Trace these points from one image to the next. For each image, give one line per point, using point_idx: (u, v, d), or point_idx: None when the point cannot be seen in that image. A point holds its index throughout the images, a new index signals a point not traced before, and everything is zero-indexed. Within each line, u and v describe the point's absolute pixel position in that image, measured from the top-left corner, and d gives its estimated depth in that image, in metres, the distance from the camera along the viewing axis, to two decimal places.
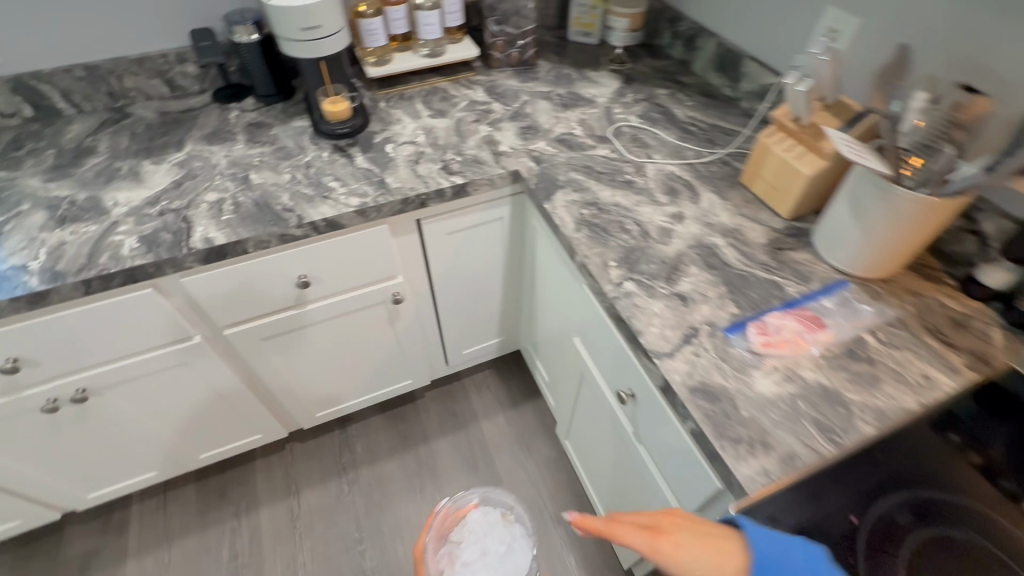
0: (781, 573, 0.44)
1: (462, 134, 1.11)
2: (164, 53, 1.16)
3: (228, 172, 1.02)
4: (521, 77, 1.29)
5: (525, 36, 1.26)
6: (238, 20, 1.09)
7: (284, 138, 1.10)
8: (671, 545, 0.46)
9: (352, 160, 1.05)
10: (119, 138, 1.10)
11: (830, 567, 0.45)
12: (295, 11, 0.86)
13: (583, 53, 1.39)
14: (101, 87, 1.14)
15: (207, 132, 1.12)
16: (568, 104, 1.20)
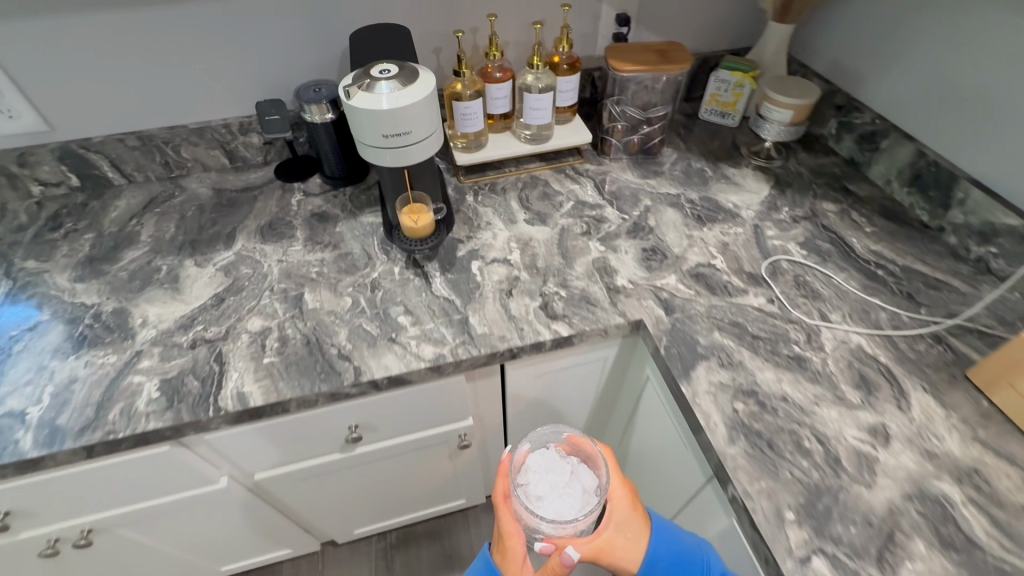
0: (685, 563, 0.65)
1: (567, 253, 0.88)
2: (228, 122, 0.99)
3: (279, 287, 0.83)
4: (641, 170, 1.04)
5: (652, 121, 1.01)
6: (312, 97, 0.89)
7: (349, 240, 0.91)
8: (620, 541, 0.67)
9: (429, 283, 0.83)
10: (165, 224, 0.94)
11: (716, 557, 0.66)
12: (380, 116, 0.65)
13: (718, 139, 1.12)
14: (155, 157, 0.99)
15: (263, 223, 0.94)
16: (702, 217, 0.94)
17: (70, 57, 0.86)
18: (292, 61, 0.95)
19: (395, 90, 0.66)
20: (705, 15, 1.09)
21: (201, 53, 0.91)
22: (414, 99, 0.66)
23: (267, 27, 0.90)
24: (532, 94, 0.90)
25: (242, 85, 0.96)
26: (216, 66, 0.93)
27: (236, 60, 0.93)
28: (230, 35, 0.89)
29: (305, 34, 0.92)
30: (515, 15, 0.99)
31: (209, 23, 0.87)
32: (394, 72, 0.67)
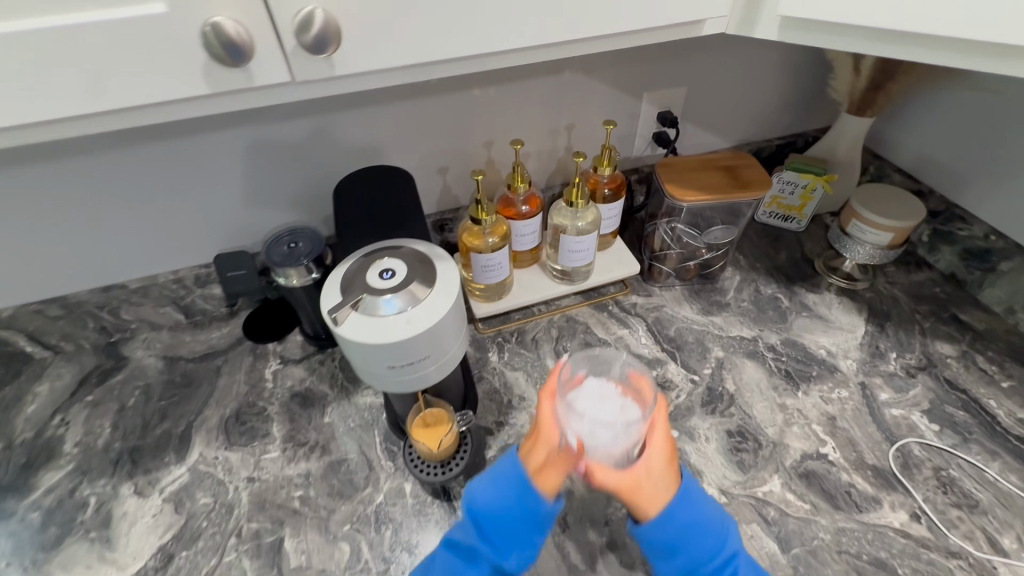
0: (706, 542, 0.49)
1: None
2: (179, 275, 0.78)
3: (251, 530, 0.61)
4: (700, 301, 0.84)
5: (714, 249, 0.83)
6: (284, 258, 0.68)
7: (342, 437, 0.69)
8: (639, 500, 0.48)
9: (453, 512, 0.62)
10: (98, 421, 0.72)
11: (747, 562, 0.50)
12: (380, 350, 0.45)
13: (783, 247, 0.93)
14: (88, 324, 0.77)
15: (228, 414, 0.72)
16: (793, 374, 0.74)
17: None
18: (265, 197, 0.75)
19: (404, 310, 0.46)
20: (760, 104, 0.91)
21: (145, 200, 0.69)
22: (431, 321, 0.45)
23: (231, 162, 0.70)
24: (570, 237, 0.72)
25: (201, 229, 0.75)
26: (167, 212, 0.72)
27: (192, 203, 0.72)
28: (183, 176, 0.69)
29: (280, 167, 0.72)
30: (538, 124, 0.80)
31: (154, 165, 0.67)
32: (402, 277, 0.47)
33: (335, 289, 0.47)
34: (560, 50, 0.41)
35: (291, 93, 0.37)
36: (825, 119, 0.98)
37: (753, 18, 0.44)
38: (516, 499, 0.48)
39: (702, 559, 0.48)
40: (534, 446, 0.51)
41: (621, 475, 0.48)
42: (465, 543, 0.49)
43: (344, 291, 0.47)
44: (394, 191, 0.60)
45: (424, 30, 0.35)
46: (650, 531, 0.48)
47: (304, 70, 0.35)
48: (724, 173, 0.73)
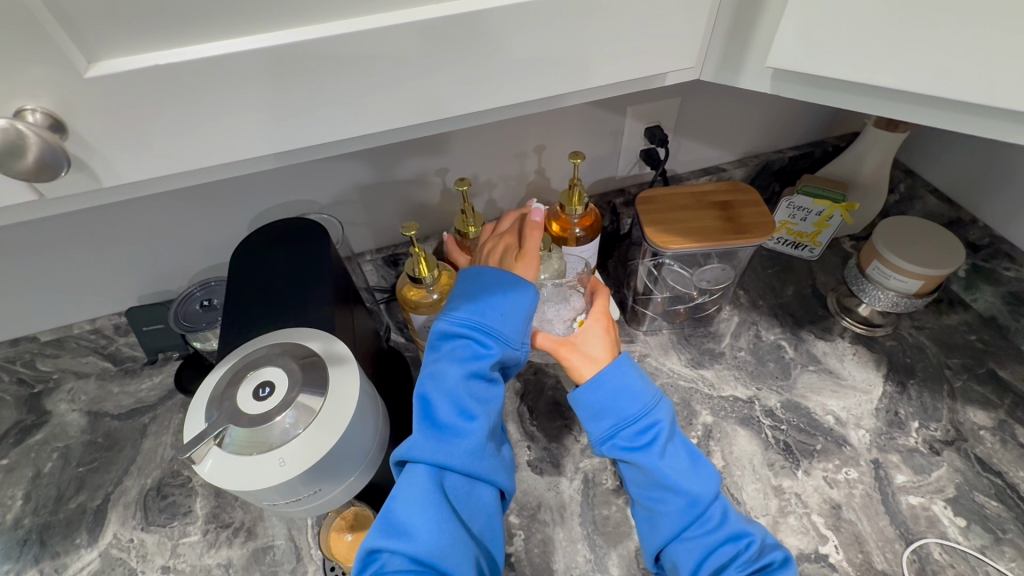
0: (626, 396, 0.50)
1: (595, 537, 0.58)
2: (97, 325, 0.69)
3: None
4: (690, 349, 0.73)
5: (707, 292, 0.72)
6: (193, 322, 0.60)
7: (270, 518, 0.61)
8: (571, 350, 0.54)
9: None
10: (10, 490, 0.65)
11: (675, 445, 0.50)
12: (252, 495, 0.36)
13: (792, 280, 0.80)
14: (3, 377, 0.71)
15: (150, 485, 0.65)
16: (794, 448, 0.63)
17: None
18: (186, 251, 0.66)
19: (278, 445, 0.36)
20: (770, 113, 0.77)
21: (51, 264, 0.62)
22: (309, 462, 0.36)
23: (144, 223, 0.61)
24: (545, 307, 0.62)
25: (119, 289, 0.67)
26: (77, 274, 0.64)
27: (107, 266, 0.64)
28: (92, 239, 0.61)
29: (199, 220, 0.63)
30: (501, 147, 0.69)
31: (59, 229, 0.59)
32: (280, 398, 0.38)
33: (202, 407, 0.38)
34: (399, 131, 0.36)
35: (52, 210, 0.31)
36: (849, 126, 0.84)
37: (735, 63, 0.37)
38: (496, 310, 0.50)
39: (626, 419, 0.50)
40: (515, 245, 0.57)
41: (558, 338, 0.55)
42: (453, 382, 0.47)
43: (212, 411, 0.38)
44: (304, 258, 0.49)
45: (194, 133, 0.29)
46: (589, 394, 0.51)
47: (51, 191, 0.29)
48: (716, 212, 0.61)
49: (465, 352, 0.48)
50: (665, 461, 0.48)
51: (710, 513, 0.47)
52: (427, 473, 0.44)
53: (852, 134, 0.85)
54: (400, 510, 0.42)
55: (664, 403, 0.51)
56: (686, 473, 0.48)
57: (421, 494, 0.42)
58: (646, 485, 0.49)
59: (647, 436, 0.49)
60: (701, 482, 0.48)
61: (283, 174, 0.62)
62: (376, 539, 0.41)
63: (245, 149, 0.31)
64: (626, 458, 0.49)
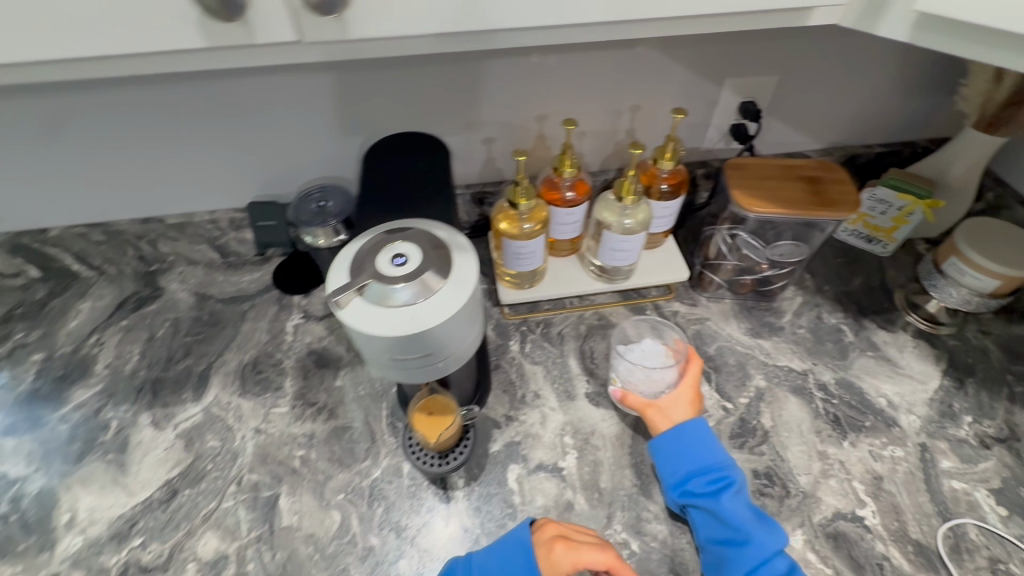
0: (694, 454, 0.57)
1: (643, 467, 0.62)
2: (215, 216, 0.78)
3: (249, 480, 0.62)
4: (750, 320, 0.76)
5: (778, 266, 0.74)
6: (311, 219, 0.67)
7: (350, 403, 0.68)
8: (658, 414, 0.61)
9: (447, 502, 0.60)
10: (129, 347, 0.75)
11: (744, 501, 0.55)
12: (384, 342, 0.42)
13: (859, 272, 0.81)
14: (128, 252, 0.80)
15: (247, 361, 0.73)
16: (843, 421, 0.66)
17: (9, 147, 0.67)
18: (301, 146, 0.73)
19: (410, 304, 0.42)
20: (863, 105, 0.78)
21: (166, 134, 0.69)
22: (437, 321, 0.42)
23: (287, 121, 0.69)
24: (614, 236, 0.64)
25: (230, 169, 0.74)
26: (192, 148, 0.71)
27: (213, 138, 0.70)
28: (200, 110, 0.67)
29: (307, 108, 0.68)
30: (599, 101, 0.73)
31: (169, 100, 0.65)
32: (415, 265, 0.43)
33: (345, 265, 0.44)
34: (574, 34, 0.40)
35: (308, 54, 0.38)
36: (941, 129, 0.84)
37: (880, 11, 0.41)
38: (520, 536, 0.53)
39: (701, 467, 0.57)
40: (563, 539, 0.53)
41: (645, 400, 0.62)
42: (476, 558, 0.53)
43: (354, 270, 0.44)
44: (430, 160, 0.55)
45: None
46: (666, 445, 0.59)
47: (309, 35, 0.35)
48: (805, 185, 0.64)
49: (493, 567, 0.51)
50: (732, 505, 0.54)
51: (775, 562, 0.52)
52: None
53: (942, 138, 0.85)
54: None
55: (734, 465, 0.58)
56: (754, 523, 0.54)
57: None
58: (716, 533, 0.54)
59: (717, 484, 0.56)
60: (768, 533, 0.54)
61: (373, 63, 0.65)
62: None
63: (439, 26, 0.36)
64: (694, 504, 0.56)
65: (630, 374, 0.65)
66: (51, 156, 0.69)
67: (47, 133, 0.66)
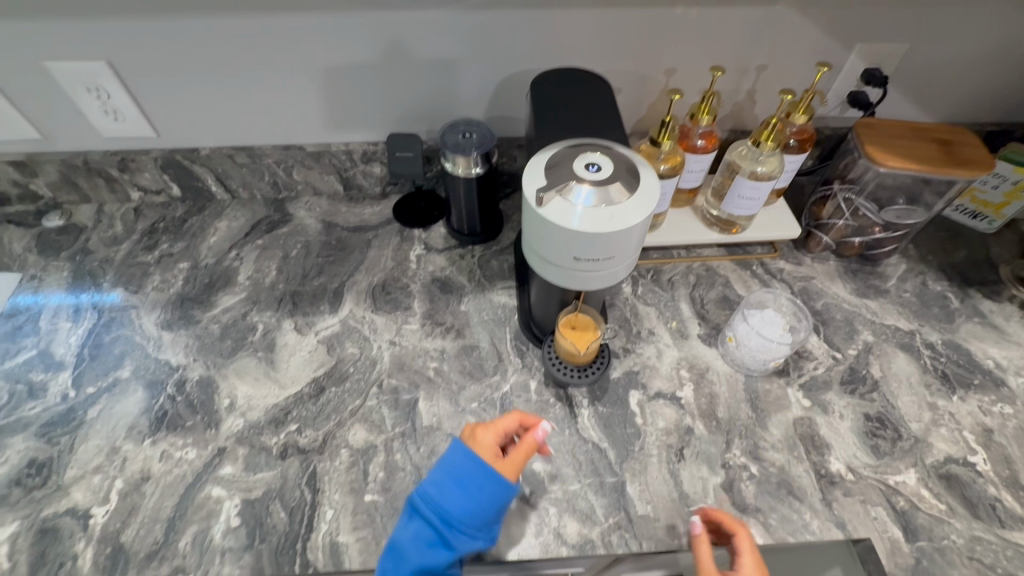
0: None
1: (758, 402, 0.66)
2: (350, 148, 0.83)
3: (389, 383, 0.67)
4: (855, 281, 0.79)
5: (891, 229, 0.76)
6: (457, 147, 0.71)
7: (476, 326, 0.73)
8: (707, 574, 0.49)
9: (573, 417, 0.64)
10: (266, 262, 0.80)
11: None
12: (579, 240, 0.46)
13: (962, 245, 0.83)
14: (264, 177, 0.85)
15: (376, 282, 0.78)
16: (951, 377, 0.68)
17: (174, 68, 0.71)
18: (441, 76, 0.75)
19: (605, 207, 0.46)
20: (982, 82, 0.80)
21: (314, 62, 0.72)
22: (629, 225, 0.46)
23: (433, 56, 0.72)
24: (744, 181, 0.68)
25: (368, 93, 0.76)
26: (334, 70, 0.73)
27: (357, 68, 0.73)
28: (347, 30, 0.69)
29: (452, 35, 0.70)
30: (730, 58, 0.76)
31: (321, 19, 0.67)
32: (608, 171, 0.47)
33: (540, 170, 0.49)
34: None
35: None
36: None
37: None
38: (460, 460, 0.51)
39: None
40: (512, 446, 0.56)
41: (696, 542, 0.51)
42: (427, 489, 0.51)
43: (551, 174, 0.48)
44: (599, 95, 0.59)
45: None
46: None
47: None
48: (939, 147, 0.66)
49: (469, 484, 0.50)
50: None
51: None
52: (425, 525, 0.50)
53: None
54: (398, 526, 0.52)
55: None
56: None
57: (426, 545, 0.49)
58: None
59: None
60: None
61: None
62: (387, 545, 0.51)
63: None
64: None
65: (748, 336, 0.67)
66: (205, 78, 0.73)
67: (209, 53, 0.70)
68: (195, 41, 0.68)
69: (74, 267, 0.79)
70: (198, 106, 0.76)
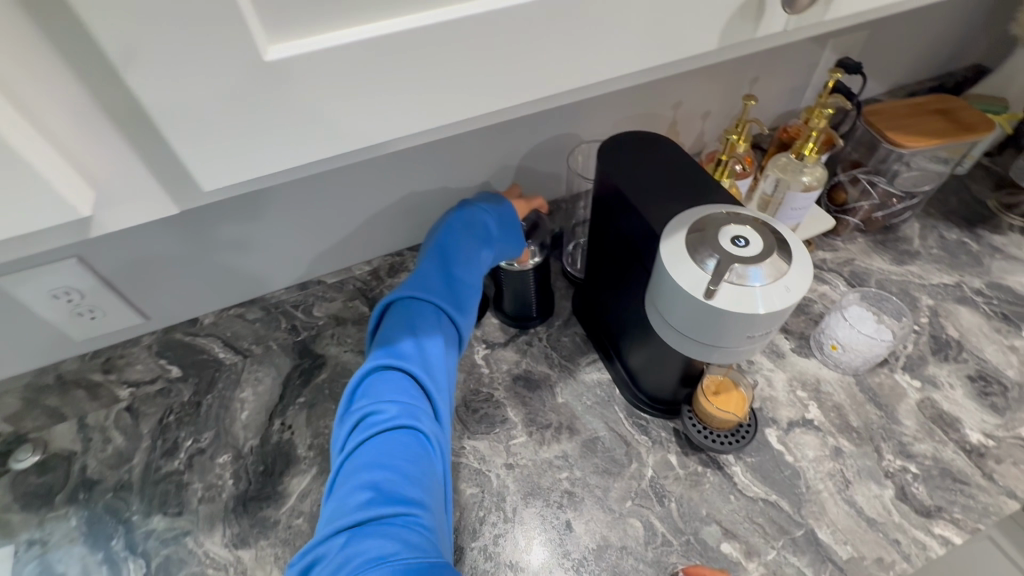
0: None
1: (877, 398, 0.67)
2: (372, 266, 0.74)
3: (531, 513, 0.60)
4: (890, 251, 0.83)
5: (908, 197, 0.81)
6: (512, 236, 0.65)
7: (585, 415, 0.67)
8: None
9: (730, 479, 0.61)
10: (323, 421, 0.69)
11: None
12: (760, 320, 0.43)
13: (951, 190, 0.91)
14: (280, 324, 0.73)
15: (456, 403, 0.69)
16: (1010, 315, 0.74)
17: (170, 239, 0.60)
18: (463, 166, 0.69)
19: (775, 278, 0.43)
20: (924, 47, 0.88)
21: (328, 189, 0.64)
22: (805, 290, 0.43)
23: (454, 148, 0.66)
24: (799, 193, 0.68)
25: (387, 208, 0.70)
26: (352, 196, 0.66)
27: (376, 182, 0.66)
28: None
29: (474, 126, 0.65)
30: (728, 79, 0.77)
31: None
32: (760, 246, 0.44)
33: (686, 258, 0.45)
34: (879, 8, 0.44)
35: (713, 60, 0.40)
36: (975, 57, 0.96)
37: None
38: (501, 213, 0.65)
39: None
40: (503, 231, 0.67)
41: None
42: (436, 275, 0.59)
43: (701, 261, 0.44)
44: (667, 158, 0.57)
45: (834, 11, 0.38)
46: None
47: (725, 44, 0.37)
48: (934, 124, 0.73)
49: (485, 262, 0.62)
50: None
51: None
52: (438, 323, 0.55)
53: (976, 64, 0.96)
54: (397, 334, 0.53)
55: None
56: None
57: (424, 437, 0.47)
58: None
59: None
60: None
61: None
62: (379, 358, 0.51)
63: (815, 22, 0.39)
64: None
65: (851, 338, 0.68)
66: (203, 240, 0.62)
67: (212, 213, 0.60)
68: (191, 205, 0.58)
69: (83, 509, 0.63)
70: (199, 273, 0.65)
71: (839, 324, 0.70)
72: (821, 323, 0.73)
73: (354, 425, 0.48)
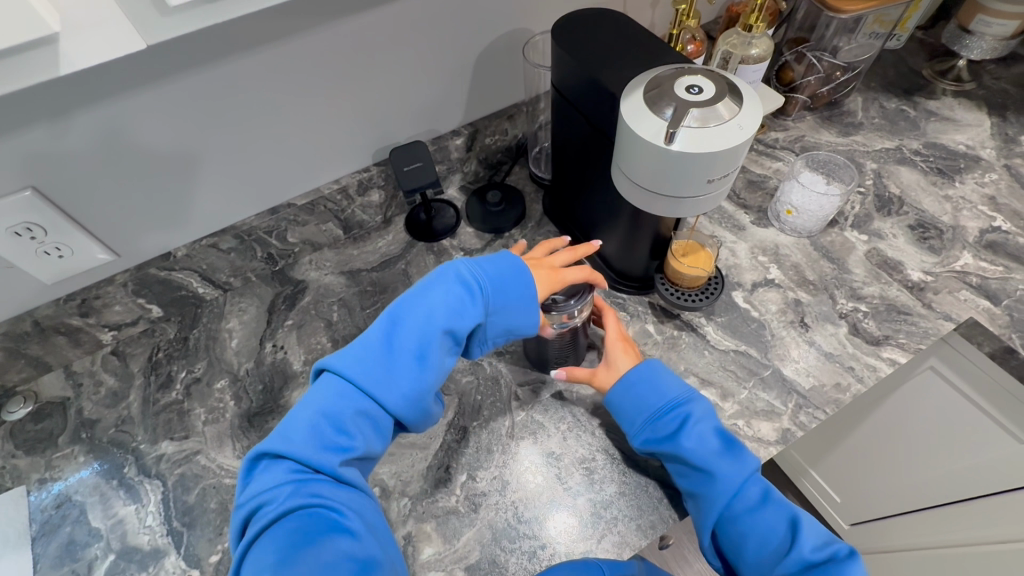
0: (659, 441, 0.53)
1: (829, 254, 0.72)
2: (341, 185, 0.74)
3: (525, 390, 0.64)
4: (836, 125, 0.87)
5: (849, 68, 0.85)
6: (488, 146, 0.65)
7: None
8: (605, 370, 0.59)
9: (703, 337, 0.66)
10: (314, 338, 0.71)
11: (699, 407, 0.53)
12: (719, 159, 0.46)
13: (891, 64, 0.95)
14: (255, 253, 0.73)
15: None
16: (945, 169, 0.80)
17: (121, 171, 0.58)
18: (420, 71, 0.68)
19: (729, 118, 0.46)
20: None
21: (283, 104, 0.62)
22: (756, 127, 0.46)
23: (410, 50, 0.65)
24: (749, 66, 0.70)
25: (342, 120, 0.68)
26: (304, 107, 0.64)
27: (332, 93, 0.64)
28: (316, 54, 0.59)
29: (426, 22, 0.64)
30: None
31: (286, 52, 0.57)
32: (712, 92, 0.47)
33: (645, 112, 0.47)
34: None
35: None
36: None
37: None
38: (492, 273, 0.52)
39: (655, 411, 0.54)
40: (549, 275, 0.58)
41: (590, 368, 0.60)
42: (355, 351, 0.49)
43: (659, 112, 0.47)
44: (620, 32, 0.57)
45: None
46: (620, 397, 0.56)
47: None
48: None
49: (435, 326, 0.49)
50: (693, 444, 0.51)
51: (746, 492, 0.49)
52: (362, 398, 0.46)
53: None
54: (300, 417, 0.46)
55: (695, 398, 0.54)
56: (719, 457, 0.50)
57: (325, 523, 0.40)
58: (712, 445, 0.51)
59: (676, 421, 0.52)
60: (736, 467, 0.50)
61: None
62: (269, 444, 0.44)
63: None
64: (658, 449, 0.53)
65: (806, 200, 0.72)
66: (157, 170, 0.60)
67: (160, 141, 0.58)
68: (137, 130, 0.55)
69: (89, 445, 0.64)
70: (161, 206, 0.63)
71: (793, 188, 0.74)
72: (776, 193, 0.77)
73: (245, 518, 0.42)
